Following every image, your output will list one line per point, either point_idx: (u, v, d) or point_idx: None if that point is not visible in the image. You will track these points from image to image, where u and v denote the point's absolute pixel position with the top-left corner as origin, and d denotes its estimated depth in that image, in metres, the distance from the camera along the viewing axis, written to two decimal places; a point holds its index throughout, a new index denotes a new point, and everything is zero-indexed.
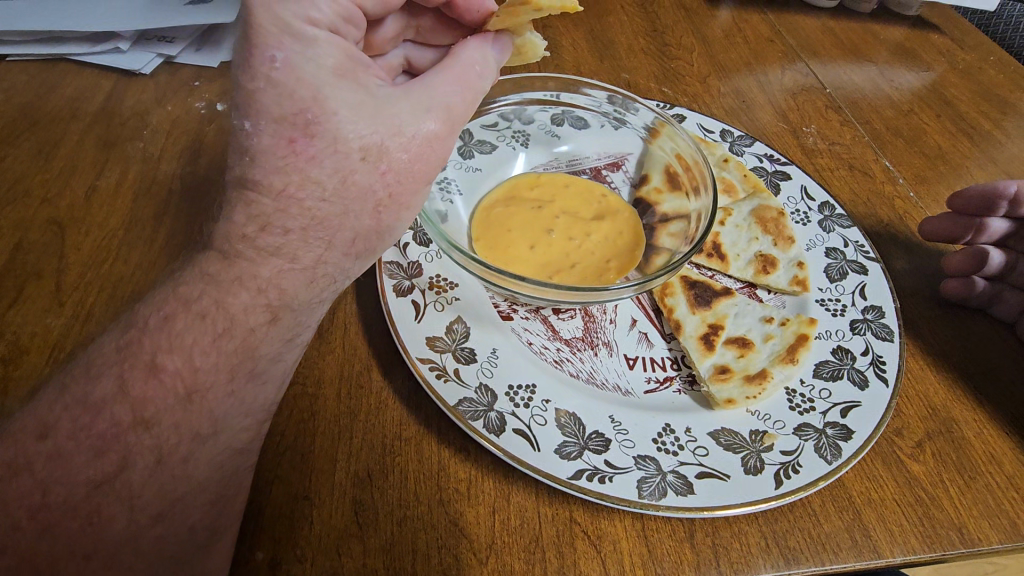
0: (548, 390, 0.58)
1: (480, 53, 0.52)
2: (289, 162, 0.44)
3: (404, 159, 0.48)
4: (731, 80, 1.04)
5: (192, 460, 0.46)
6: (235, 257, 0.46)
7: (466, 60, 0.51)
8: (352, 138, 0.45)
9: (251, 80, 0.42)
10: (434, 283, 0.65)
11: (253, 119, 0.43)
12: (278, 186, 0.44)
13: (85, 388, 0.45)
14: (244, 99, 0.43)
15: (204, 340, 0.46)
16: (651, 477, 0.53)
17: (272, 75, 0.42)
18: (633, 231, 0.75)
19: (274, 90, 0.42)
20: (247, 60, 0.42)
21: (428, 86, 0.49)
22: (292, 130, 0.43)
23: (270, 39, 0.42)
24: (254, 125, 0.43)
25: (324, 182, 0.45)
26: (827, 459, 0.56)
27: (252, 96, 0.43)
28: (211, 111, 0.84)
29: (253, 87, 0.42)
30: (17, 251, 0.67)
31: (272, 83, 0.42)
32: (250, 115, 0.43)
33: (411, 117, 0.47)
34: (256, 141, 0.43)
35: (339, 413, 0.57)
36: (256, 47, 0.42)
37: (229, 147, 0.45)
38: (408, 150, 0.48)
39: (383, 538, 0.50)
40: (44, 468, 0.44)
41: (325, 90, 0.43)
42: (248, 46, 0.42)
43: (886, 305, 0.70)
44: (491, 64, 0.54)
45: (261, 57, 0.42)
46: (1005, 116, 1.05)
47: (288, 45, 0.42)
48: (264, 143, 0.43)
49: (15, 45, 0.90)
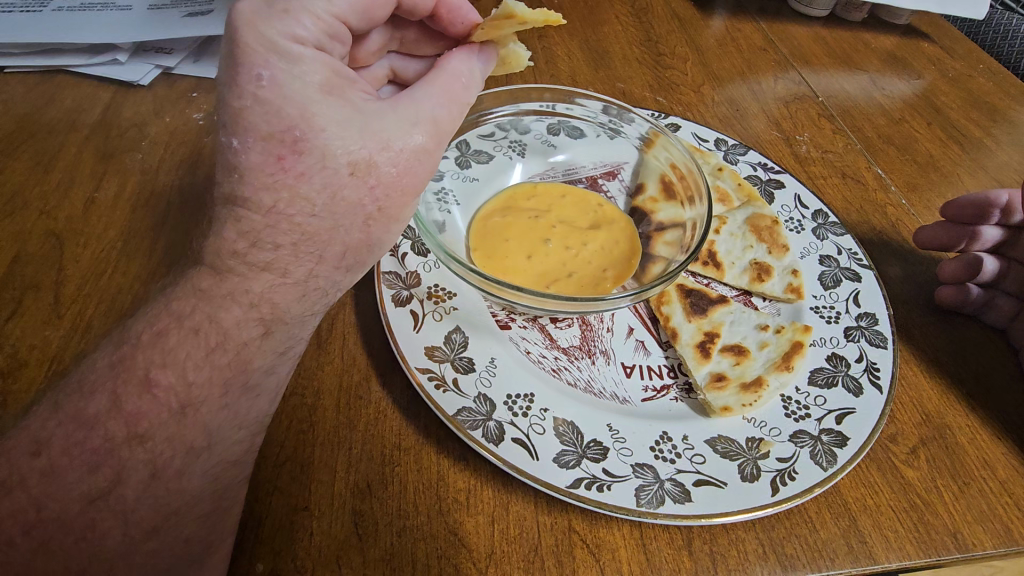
0: (546, 399, 0.58)
1: (466, 66, 0.53)
2: (277, 179, 0.44)
3: (392, 173, 0.48)
4: (725, 89, 1.05)
5: (187, 474, 0.47)
6: (226, 273, 0.47)
7: (452, 72, 0.52)
8: (340, 153, 0.45)
9: (238, 99, 0.43)
10: (432, 292, 0.66)
11: (241, 137, 0.43)
12: (268, 203, 0.45)
13: (79, 404, 0.45)
14: (231, 117, 0.43)
15: (197, 355, 0.46)
16: (648, 485, 0.53)
17: (259, 93, 0.42)
18: (630, 241, 0.75)
19: (261, 108, 0.43)
20: (233, 78, 0.43)
21: (415, 100, 0.49)
22: (280, 148, 0.44)
23: (256, 57, 0.42)
24: (241, 143, 0.43)
25: (314, 199, 0.46)
26: (822, 466, 0.56)
27: (239, 114, 0.43)
28: (206, 123, 0.85)
29: (239, 105, 0.43)
30: (16, 263, 0.68)
31: (259, 101, 0.43)
32: (237, 132, 0.43)
33: (398, 131, 0.48)
34: (244, 158, 0.44)
35: (337, 424, 0.57)
36: (242, 66, 0.42)
37: (218, 164, 0.45)
38: (395, 165, 0.48)
39: (383, 549, 0.50)
40: (39, 485, 0.44)
41: (313, 107, 0.44)
42: (235, 65, 0.42)
43: (879, 312, 0.71)
44: (476, 77, 0.54)
45: (248, 75, 0.42)
46: (994, 124, 1.07)
47: (274, 63, 0.43)
48: (253, 161, 0.44)
49: (13, 57, 0.91)
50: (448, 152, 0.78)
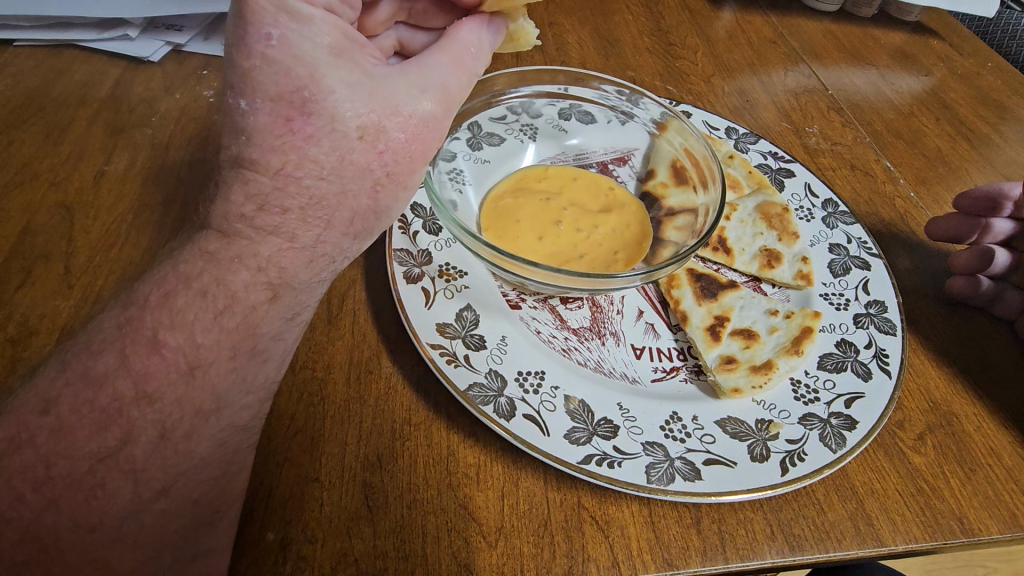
0: (558, 377, 0.58)
1: (475, 35, 0.53)
2: (286, 141, 0.44)
3: (400, 139, 0.48)
4: (734, 80, 1.05)
5: (195, 435, 0.46)
6: (235, 236, 0.47)
7: (461, 42, 0.52)
8: (350, 116, 0.45)
9: (247, 59, 0.43)
10: (443, 271, 0.66)
11: (249, 98, 0.43)
12: (276, 165, 0.45)
13: (87, 364, 0.45)
14: (239, 77, 0.43)
15: (205, 317, 0.46)
16: (658, 463, 0.53)
17: (269, 53, 0.42)
18: (640, 224, 0.76)
19: (270, 68, 0.43)
20: (242, 38, 0.42)
21: (425, 68, 0.49)
22: (289, 109, 0.44)
23: (266, 16, 0.42)
24: (250, 104, 0.43)
25: (322, 162, 0.46)
26: (831, 448, 0.57)
27: (248, 74, 0.43)
28: (216, 100, 0.84)
29: (248, 66, 0.43)
30: (25, 233, 0.67)
31: (268, 61, 0.42)
32: (246, 94, 0.43)
33: (407, 97, 0.48)
34: (252, 119, 0.44)
35: (347, 398, 0.57)
36: (251, 24, 0.42)
37: (225, 126, 0.45)
38: (404, 130, 0.48)
39: (393, 521, 0.50)
40: (48, 443, 0.44)
41: (322, 69, 0.44)
42: (244, 24, 0.42)
43: (889, 299, 0.71)
44: (485, 47, 0.54)
45: (256, 35, 0.42)
46: (1002, 120, 1.07)
47: (284, 23, 0.42)
48: (261, 122, 0.44)
49: (20, 30, 0.90)
50: (460, 133, 0.78)
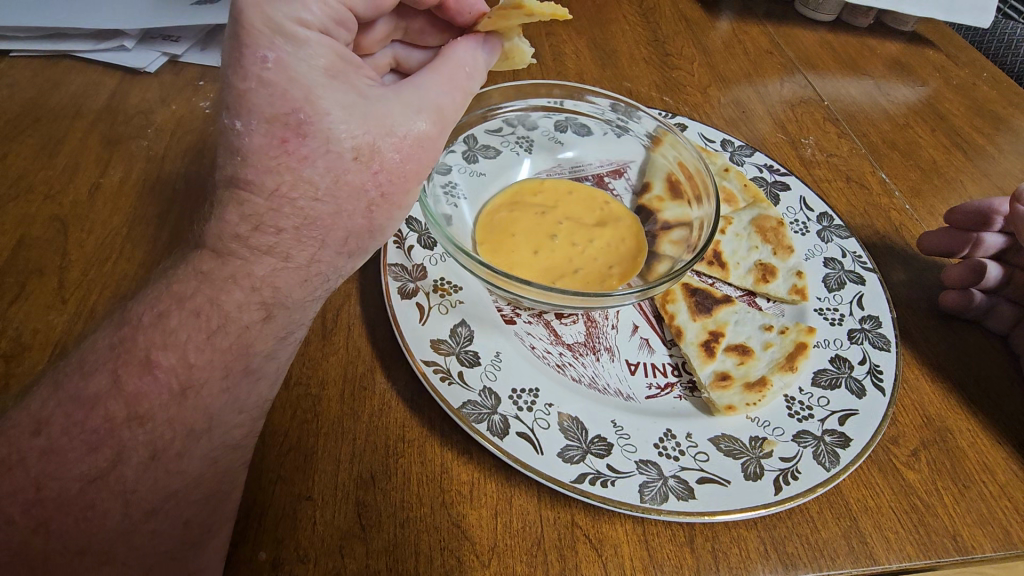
0: (552, 394, 0.58)
1: (470, 54, 0.53)
2: (280, 162, 0.44)
3: (395, 159, 0.48)
4: (731, 90, 1.05)
5: (187, 455, 0.46)
6: (228, 256, 0.47)
7: (456, 61, 0.52)
8: (345, 137, 0.45)
9: (243, 80, 0.43)
10: (438, 286, 0.66)
11: (245, 119, 0.43)
12: (271, 185, 0.45)
13: (78, 385, 0.45)
14: (235, 98, 0.43)
15: (198, 337, 0.46)
16: (652, 481, 0.53)
17: (264, 75, 0.42)
18: (636, 238, 0.76)
19: (265, 90, 0.43)
20: (238, 60, 0.42)
21: (419, 87, 0.49)
22: (284, 130, 0.44)
23: (262, 39, 0.42)
24: (245, 125, 0.43)
25: (317, 182, 0.46)
26: (825, 466, 0.57)
27: (243, 95, 0.43)
28: (212, 111, 0.85)
29: (243, 87, 0.43)
30: (20, 247, 0.67)
31: (264, 83, 0.42)
32: (241, 115, 0.43)
33: (402, 117, 0.48)
34: (247, 140, 0.44)
35: (341, 415, 0.57)
36: (247, 47, 0.42)
37: (220, 146, 0.45)
38: (399, 150, 0.48)
39: (386, 540, 0.50)
40: (38, 464, 0.43)
41: (318, 90, 0.44)
42: (240, 46, 0.42)
43: (883, 315, 0.71)
44: (480, 65, 0.54)
45: (253, 57, 0.42)
46: (997, 131, 1.07)
47: (280, 46, 0.42)
48: (256, 143, 0.44)
49: (17, 40, 0.90)
50: (456, 146, 0.78)
